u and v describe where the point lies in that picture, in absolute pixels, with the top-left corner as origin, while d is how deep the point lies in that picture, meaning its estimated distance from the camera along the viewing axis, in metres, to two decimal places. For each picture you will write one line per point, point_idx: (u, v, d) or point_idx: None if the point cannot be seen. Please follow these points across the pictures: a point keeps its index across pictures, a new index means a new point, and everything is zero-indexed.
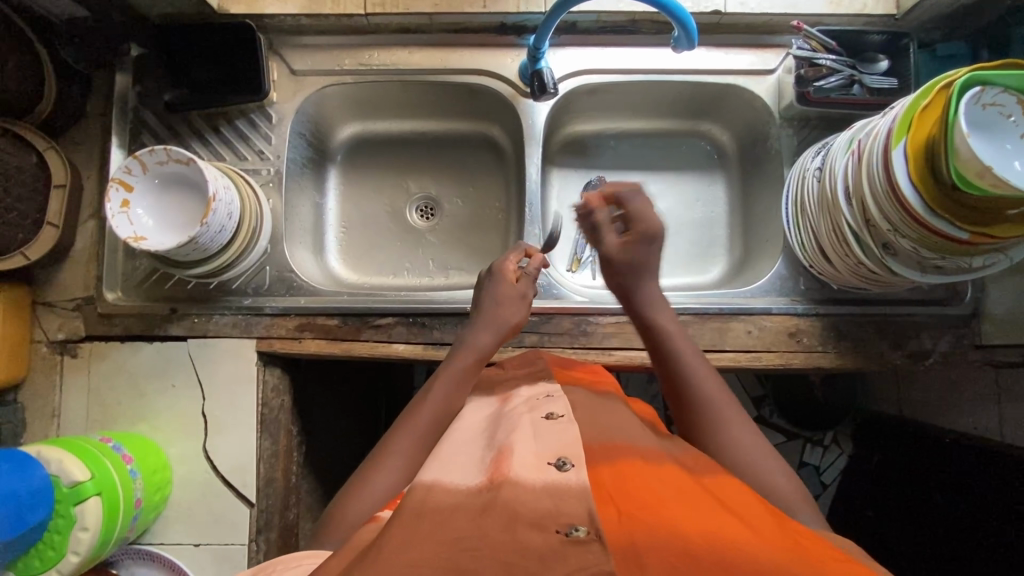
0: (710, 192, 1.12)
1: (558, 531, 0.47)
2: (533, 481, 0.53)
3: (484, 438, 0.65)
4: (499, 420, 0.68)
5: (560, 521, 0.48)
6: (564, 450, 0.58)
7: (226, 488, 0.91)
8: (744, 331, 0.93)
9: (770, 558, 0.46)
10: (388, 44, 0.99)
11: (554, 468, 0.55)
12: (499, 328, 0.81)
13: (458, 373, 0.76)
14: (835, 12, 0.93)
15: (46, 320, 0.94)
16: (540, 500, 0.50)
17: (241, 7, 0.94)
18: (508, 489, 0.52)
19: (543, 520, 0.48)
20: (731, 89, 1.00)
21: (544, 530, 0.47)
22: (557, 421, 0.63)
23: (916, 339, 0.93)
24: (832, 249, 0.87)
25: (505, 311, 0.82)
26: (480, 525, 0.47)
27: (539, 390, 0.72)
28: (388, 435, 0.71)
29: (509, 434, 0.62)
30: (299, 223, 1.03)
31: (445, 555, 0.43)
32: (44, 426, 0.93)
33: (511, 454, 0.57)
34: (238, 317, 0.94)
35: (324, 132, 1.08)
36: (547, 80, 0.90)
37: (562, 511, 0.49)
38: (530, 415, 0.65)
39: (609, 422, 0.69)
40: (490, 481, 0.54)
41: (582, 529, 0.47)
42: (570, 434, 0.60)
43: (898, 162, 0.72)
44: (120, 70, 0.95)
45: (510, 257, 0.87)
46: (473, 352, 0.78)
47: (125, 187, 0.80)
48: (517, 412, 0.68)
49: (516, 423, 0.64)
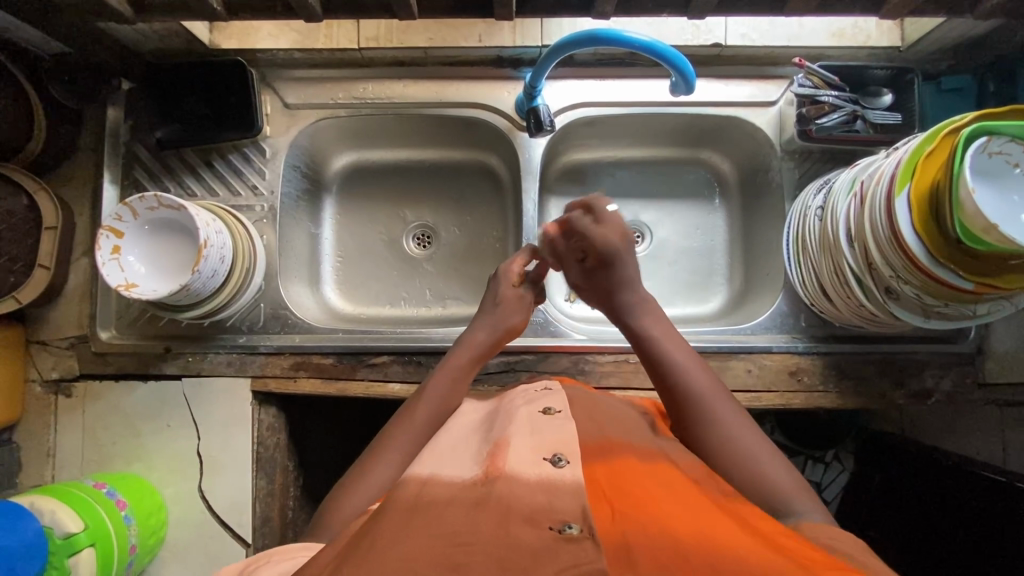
0: (710, 220, 1.11)
1: (552, 527, 0.46)
2: (528, 475, 0.53)
3: (481, 432, 0.66)
4: (495, 415, 0.69)
5: (554, 517, 0.47)
6: (560, 446, 0.58)
7: (222, 529, 0.91)
8: (745, 370, 0.92)
9: (764, 559, 0.44)
10: (382, 77, 0.97)
11: (549, 464, 0.55)
12: (497, 328, 0.80)
13: (454, 370, 0.77)
14: (838, 44, 0.91)
15: (40, 359, 0.94)
16: (535, 496, 0.50)
17: (233, 42, 0.93)
18: (503, 483, 0.52)
19: (535, 516, 0.47)
20: (731, 121, 0.98)
21: (537, 527, 0.46)
22: (554, 416, 0.64)
23: (919, 378, 0.92)
24: (832, 289, 0.86)
25: (506, 313, 0.81)
26: (474, 520, 0.47)
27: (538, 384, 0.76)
28: (389, 426, 0.72)
29: (506, 428, 0.63)
30: (295, 256, 1.02)
31: (440, 551, 0.43)
32: (40, 465, 0.92)
33: (507, 450, 0.58)
34: (233, 356, 0.94)
35: (319, 163, 1.06)
36: (543, 117, 0.88)
37: (555, 507, 0.49)
38: (528, 408, 0.67)
39: (606, 419, 0.71)
40: (484, 475, 0.54)
41: (575, 526, 0.46)
42: (568, 430, 0.61)
43: (902, 212, 0.71)
44: (112, 103, 0.94)
45: (516, 261, 0.85)
46: (471, 350, 0.78)
47: (115, 234, 0.79)
48: (514, 406, 0.69)
49: (513, 417, 0.66)
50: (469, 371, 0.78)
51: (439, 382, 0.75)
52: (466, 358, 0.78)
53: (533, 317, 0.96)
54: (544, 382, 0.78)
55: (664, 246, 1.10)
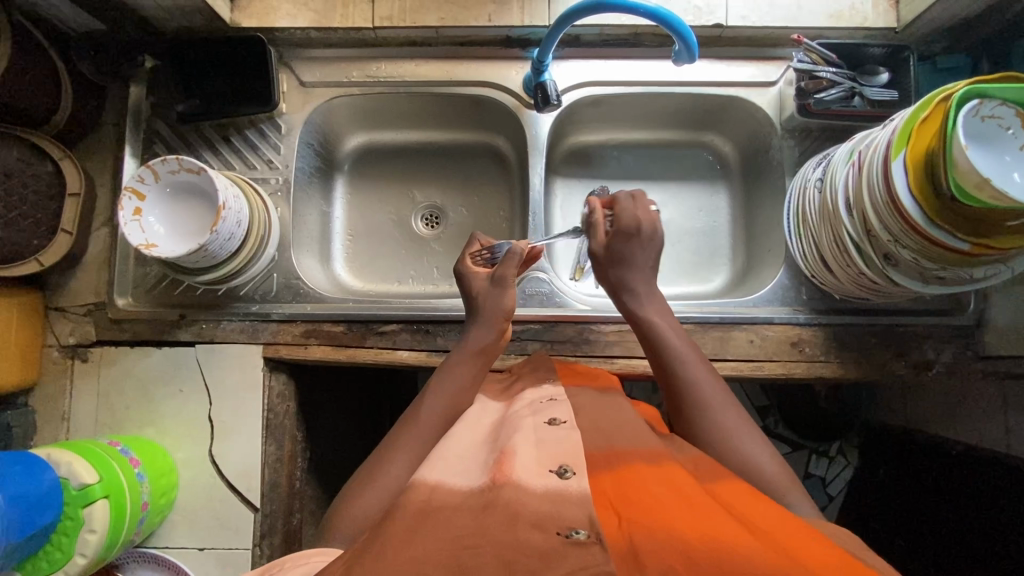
0: (713, 202, 1.13)
1: (559, 533, 0.48)
2: (535, 486, 0.54)
3: (487, 444, 0.66)
4: (502, 424, 0.70)
5: (561, 525, 0.49)
6: (565, 459, 0.59)
7: (230, 492, 0.92)
8: (746, 341, 0.93)
9: (766, 559, 0.46)
10: (394, 57, 1.01)
11: (556, 476, 0.56)
12: (493, 320, 0.82)
13: (458, 369, 0.78)
14: (836, 26, 0.94)
15: (58, 325, 0.96)
16: (540, 503, 0.52)
17: (252, 20, 0.96)
18: (510, 489, 0.54)
19: (544, 522, 0.49)
20: (733, 101, 1.01)
21: (545, 532, 0.48)
22: (558, 428, 0.64)
23: (919, 350, 0.93)
24: (833, 259, 0.88)
25: (491, 301, 0.83)
26: (480, 525, 0.50)
27: (542, 395, 0.75)
28: (397, 430, 0.73)
29: (510, 437, 0.64)
30: (306, 231, 1.05)
31: (451, 555, 0.46)
32: (54, 428, 0.94)
33: (513, 457, 0.59)
34: (245, 324, 0.96)
35: (332, 142, 1.10)
36: (550, 92, 0.92)
37: (561, 516, 0.50)
38: (532, 419, 0.67)
39: (613, 427, 0.70)
40: (492, 482, 0.56)
41: (582, 532, 0.48)
42: (573, 441, 0.62)
43: (898, 174, 0.73)
44: (136, 81, 0.98)
45: (467, 257, 0.88)
46: (470, 348, 0.80)
47: (137, 196, 0.82)
48: (519, 416, 0.70)
49: (518, 426, 0.67)
50: (476, 366, 0.79)
51: (445, 386, 0.76)
52: (470, 355, 0.79)
53: (539, 288, 0.98)
54: (547, 389, 0.77)
55: (668, 226, 1.13)
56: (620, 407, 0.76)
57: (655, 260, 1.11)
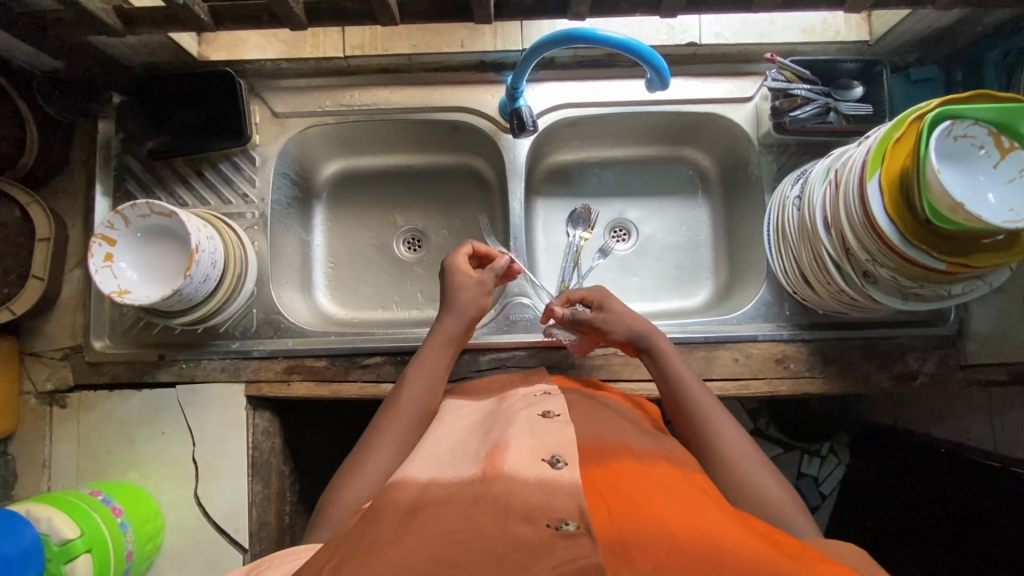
0: (694, 215, 1.13)
1: (549, 525, 0.48)
2: (528, 474, 0.54)
3: (478, 437, 0.66)
4: (494, 417, 0.70)
5: (551, 515, 0.49)
6: (558, 448, 0.59)
7: (218, 533, 0.91)
8: (731, 359, 0.93)
9: (758, 557, 0.46)
10: (367, 84, 1.00)
11: (548, 465, 0.56)
12: (466, 317, 0.81)
13: (428, 364, 0.77)
14: (809, 41, 0.94)
15: (34, 370, 0.94)
16: (531, 494, 0.52)
17: (221, 54, 0.95)
18: (501, 483, 0.54)
19: (534, 514, 0.49)
20: (710, 117, 1.01)
21: (533, 524, 0.48)
22: (553, 420, 0.64)
23: (902, 361, 0.94)
24: (813, 276, 0.87)
25: (468, 300, 0.82)
26: (470, 517, 0.50)
27: (536, 390, 0.75)
28: (375, 422, 0.73)
29: (505, 430, 0.64)
30: (285, 262, 1.03)
31: (441, 549, 0.46)
32: (35, 477, 0.92)
33: (507, 450, 0.59)
34: (226, 361, 0.95)
35: (309, 170, 1.08)
36: (526, 118, 0.90)
37: (553, 505, 0.50)
38: (527, 411, 0.67)
39: (604, 420, 0.71)
40: (484, 473, 0.56)
41: (571, 523, 0.48)
42: (568, 432, 0.62)
43: (873, 195, 0.73)
44: (103, 117, 0.96)
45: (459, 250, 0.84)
46: (441, 337, 0.79)
47: (108, 241, 0.80)
48: (512, 409, 0.70)
49: (512, 420, 0.66)
50: (447, 353, 0.79)
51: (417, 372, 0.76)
52: (440, 348, 0.79)
53: (523, 314, 0.97)
54: (540, 386, 0.77)
55: (651, 242, 1.12)
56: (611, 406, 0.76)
57: (639, 278, 1.10)
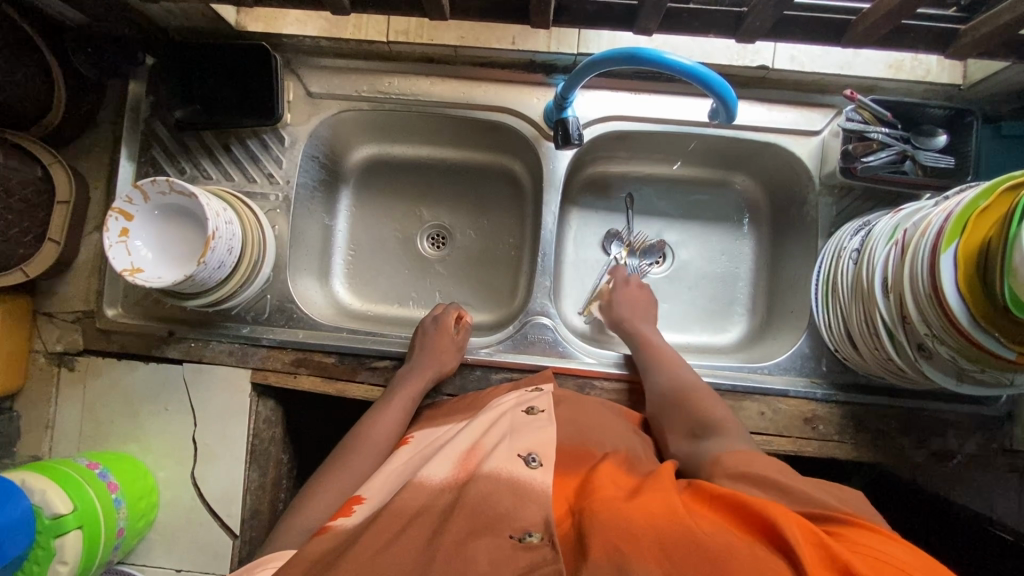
0: (736, 246, 1.06)
1: (512, 536, 0.51)
2: (503, 471, 0.59)
3: (466, 430, 0.70)
4: (483, 412, 0.74)
5: (515, 526, 0.52)
6: (536, 446, 0.64)
7: (210, 517, 0.90)
8: (757, 413, 0.88)
9: (707, 539, 0.48)
10: (408, 73, 0.94)
11: (522, 463, 0.61)
12: (436, 370, 0.86)
13: (395, 410, 0.81)
14: (893, 77, 0.86)
15: (46, 330, 0.93)
16: (503, 497, 0.55)
17: (259, 26, 0.92)
18: (477, 481, 0.58)
19: (498, 524, 0.52)
20: (771, 148, 0.93)
21: (498, 535, 0.51)
22: (538, 425, 0.68)
23: (942, 438, 0.87)
24: (861, 338, 0.81)
25: (436, 355, 0.87)
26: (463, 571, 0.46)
27: (528, 387, 0.81)
28: (350, 440, 0.77)
29: (490, 430, 0.68)
30: (305, 247, 1.00)
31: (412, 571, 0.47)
32: (38, 437, 0.92)
33: (487, 452, 0.63)
34: (235, 346, 0.93)
35: (339, 154, 1.03)
36: (571, 130, 0.83)
37: (517, 516, 0.53)
38: (511, 410, 0.73)
39: (589, 423, 0.73)
40: (457, 478, 0.60)
41: (535, 535, 0.52)
42: (546, 432, 0.67)
43: (947, 268, 0.64)
44: (134, 79, 0.93)
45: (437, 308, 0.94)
46: (410, 391, 0.83)
47: (125, 217, 0.78)
48: (500, 406, 0.75)
49: (501, 417, 0.71)
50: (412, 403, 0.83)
51: (396, 408, 0.82)
52: (405, 396, 0.83)
53: (542, 336, 0.92)
54: (530, 383, 0.83)
55: (686, 269, 1.05)
56: (597, 407, 0.78)
57: (669, 306, 1.04)
